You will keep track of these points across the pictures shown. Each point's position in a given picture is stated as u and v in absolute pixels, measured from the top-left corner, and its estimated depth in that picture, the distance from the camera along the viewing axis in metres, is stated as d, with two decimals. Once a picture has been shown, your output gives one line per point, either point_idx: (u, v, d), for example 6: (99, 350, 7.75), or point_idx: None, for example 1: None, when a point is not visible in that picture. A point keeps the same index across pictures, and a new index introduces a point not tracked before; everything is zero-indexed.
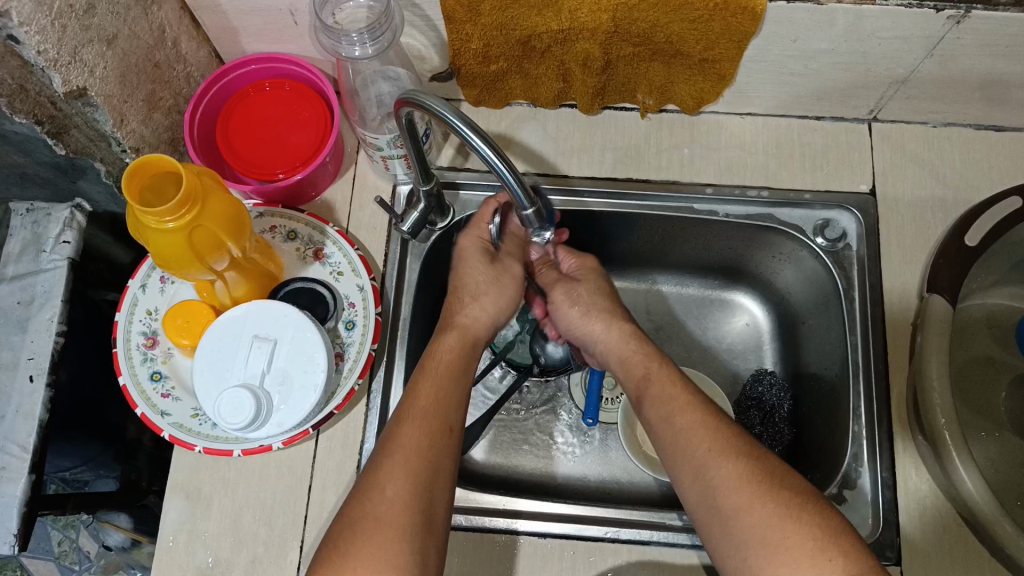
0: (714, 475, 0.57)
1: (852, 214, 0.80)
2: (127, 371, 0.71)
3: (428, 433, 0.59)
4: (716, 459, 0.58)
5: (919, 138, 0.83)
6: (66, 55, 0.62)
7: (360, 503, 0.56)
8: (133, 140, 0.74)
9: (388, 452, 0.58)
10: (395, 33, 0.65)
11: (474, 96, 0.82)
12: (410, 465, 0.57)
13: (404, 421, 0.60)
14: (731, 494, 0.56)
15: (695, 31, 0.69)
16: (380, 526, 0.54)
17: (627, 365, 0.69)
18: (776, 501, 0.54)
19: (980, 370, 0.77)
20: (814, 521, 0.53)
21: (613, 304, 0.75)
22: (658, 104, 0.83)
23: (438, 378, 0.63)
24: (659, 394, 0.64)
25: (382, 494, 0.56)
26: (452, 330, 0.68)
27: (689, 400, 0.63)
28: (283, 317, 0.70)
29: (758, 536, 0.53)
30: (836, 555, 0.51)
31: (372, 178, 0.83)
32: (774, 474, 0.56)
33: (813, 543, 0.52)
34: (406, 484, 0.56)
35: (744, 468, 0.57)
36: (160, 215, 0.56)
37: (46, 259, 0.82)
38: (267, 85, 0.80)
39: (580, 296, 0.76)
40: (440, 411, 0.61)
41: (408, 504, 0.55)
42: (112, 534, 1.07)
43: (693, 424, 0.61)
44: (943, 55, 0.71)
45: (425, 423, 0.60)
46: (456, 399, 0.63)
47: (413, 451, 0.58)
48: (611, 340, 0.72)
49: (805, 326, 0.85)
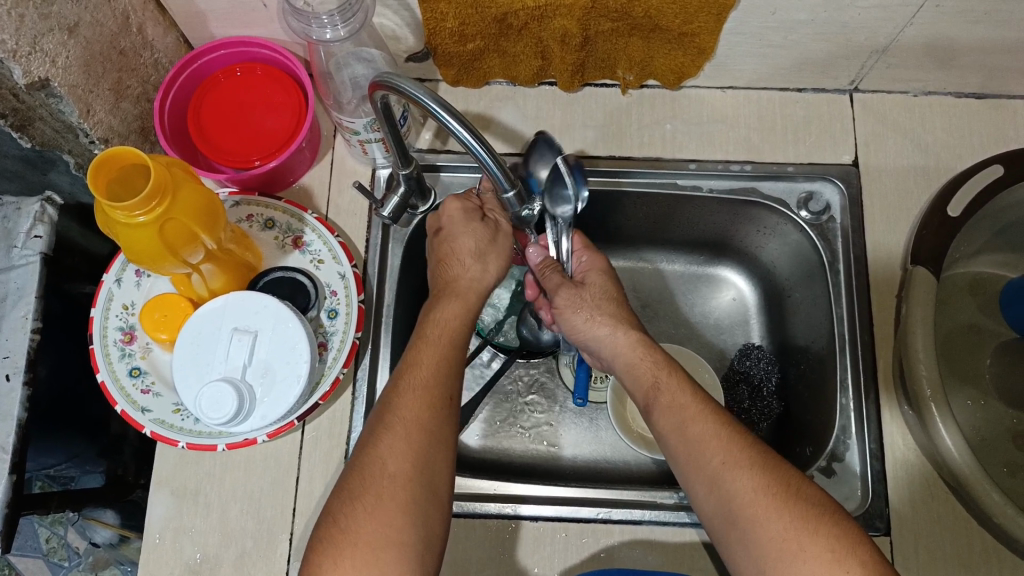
0: (730, 487, 0.57)
1: (836, 187, 0.80)
2: (104, 368, 0.70)
3: (429, 403, 0.59)
4: (730, 471, 0.58)
5: (900, 107, 0.83)
6: (25, 46, 0.60)
7: (359, 475, 0.56)
8: (102, 131, 0.72)
9: (389, 425, 0.58)
10: (367, 14, 0.64)
11: (452, 76, 0.81)
12: (411, 440, 0.57)
13: (405, 390, 0.59)
14: (747, 507, 0.56)
15: (673, 4, 0.68)
16: (383, 502, 0.54)
17: (634, 372, 0.67)
18: (792, 514, 0.55)
19: (965, 339, 0.76)
20: (833, 533, 0.53)
21: (617, 306, 0.72)
22: (638, 80, 0.81)
23: (439, 344, 0.63)
24: (667, 403, 0.63)
25: (383, 468, 0.55)
26: (445, 295, 0.66)
27: (700, 408, 0.62)
28: (262, 308, 0.69)
29: (776, 549, 0.54)
30: (852, 566, 0.52)
31: (350, 162, 0.81)
32: (790, 483, 0.57)
33: (830, 553, 0.52)
34: (409, 459, 0.56)
35: (760, 480, 0.57)
36: (129, 209, 0.54)
37: (18, 254, 0.81)
38: (238, 70, 0.78)
39: (584, 300, 0.71)
40: (439, 380, 0.60)
41: (411, 478, 0.55)
42: (99, 531, 1.04)
43: (707, 435, 0.60)
44: (921, 23, 0.71)
45: (426, 393, 0.59)
46: (455, 373, 0.62)
47: (414, 424, 0.58)
48: (617, 347, 0.69)
49: (791, 300, 0.85)
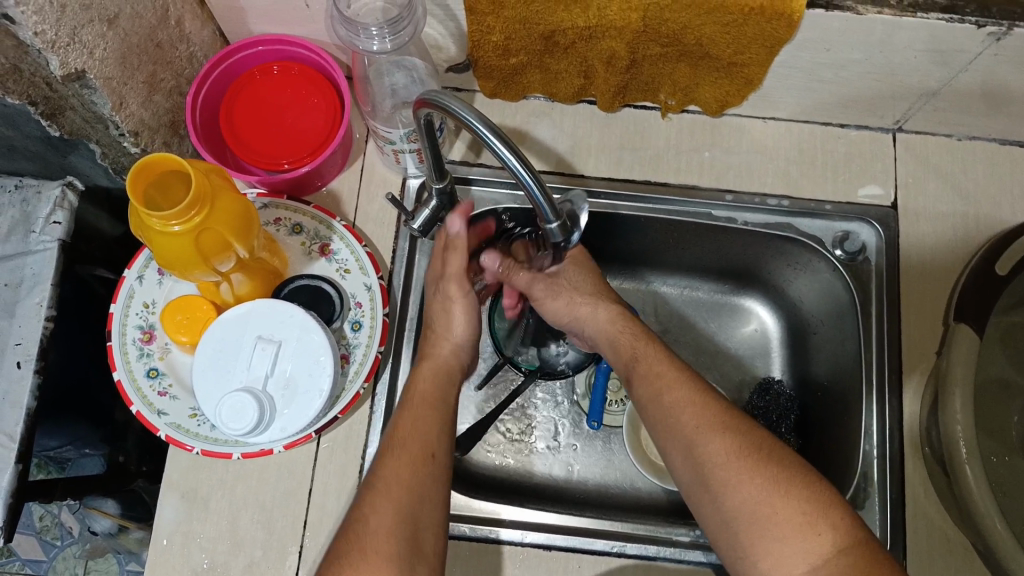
0: (703, 451, 0.59)
1: (873, 229, 0.78)
2: (122, 367, 0.69)
3: (411, 459, 0.60)
4: (704, 434, 0.59)
5: (943, 150, 0.81)
6: (64, 37, 0.59)
7: (348, 533, 0.56)
8: (132, 124, 0.70)
9: (371, 486, 0.59)
10: (416, 27, 0.62)
11: (490, 89, 0.79)
12: (394, 495, 0.57)
13: (385, 453, 0.61)
14: (720, 469, 0.57)
15: (727, 35, 0.67)
16: (369, 557, 0.54)
17: (615, 345, 0.70)
18: (764, 476, 0.56)
19: (994, 394, 0.75)
20: (804, 496, 0.55)
21: (596, 281, 0.76)
22: (680, 105, 0.80)
23: (417, 409, 0.64)
24: (644, 372, 0.65)
25: (365, 526, 0.56)
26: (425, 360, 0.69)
27: (677, 376, 0.64)
28: (288, 318, 0.67)
29: (750, 511, 0.55)
30: (824, 530, 0.53)
31: (381, 169, 0.79)
32: (763, 447, 0.58)
33: (803, 517, 0.54)
34: (391, 513, 0.56)
35: (732, 444, 0.58)
36: (167, 217, 0.53)
37: (36, 240, 0.79)
38: (275, 68, 0.76)
39: (561, 285, 0.75)
40: (421, 438, 0.61)
41: (395, 530, 0.56)
42: (99, 520, 1.02)
43: (681, 400, 0.62)
44: (977, 70, 0.69)
45: (405, 452, 0.60)
46: (438, 426, 0.63)
47: (394, 482, 0.58)
48: (598, 324, 0.73)
49: (816, 338, 0.84)
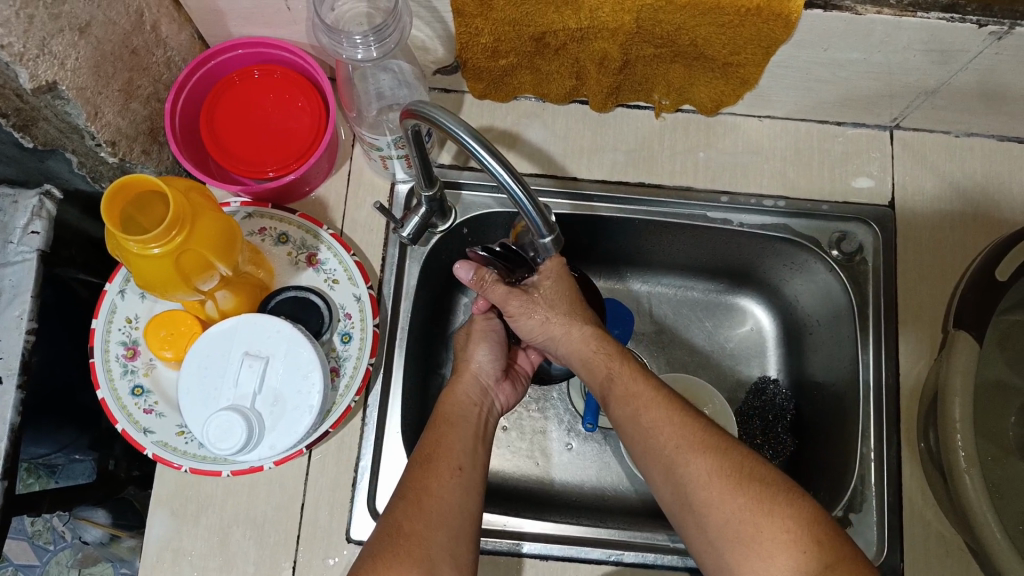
0: (684, 473, 0.57)
1: (870, 229, 0.77)
2: (105, 384, 0.67)
3: (439, 471, 0.60)
4: (683, 455, 0.58)
5: (940, 147, 0.80)
6: (33, 48, 0.56)
7: (379, 541, 0.55)
8: (109, 133, 0.68)
9: (403, 493, 0.58)
10: (402, 33, 0.60)
11: (480, 90, 0.77)
12: (426, 504, 0.57)
13: (413, 465, 0.61)
14: (701, 490, 0.56)
15: (722, 36, 0.65)
16: (401, 562, 0.53)
17: (589, 367, 0.67)
18: (746, 494, 0.55)
19: (991, 395, 0.75)
20: (788, 513, 0.53)
21: (573, 295, 0.70)
22: (674, 105, 0.78)
23: (444, 429, 0.64)
24: (620, 393, 0.64)
25: (399, 530, 0.55)
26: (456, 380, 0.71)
27: (653, 394, 0.62)
28: (275, 333, 0.66)
29: (734, 532, 0.54)
30: (809, 546, 0.52)
31: (368, 174, 0.78)
32: (745, 465, 0.56)
33: (788, 535, 0.52)
34: (424, 520, 0.56)
35: (713, 463, 0.57)
36: (145, 240, 0.52)
37: (13, 251, 0.74)
38: (256, 72, 0.74)
39: (538, 302, 0.69)
40: (449, 453, 0.61)
41: (428, 536, 0.55)
42: (89, 530, 1.01)
43: (659, 419, 0.60)
44: (977, 69, 0.67)
45: (433, 464, 0.60)
46: (466, 445, 0.63)
47: (423, 490, 0.58)
48: (572, 345, 0.68)
49: (811, 338, 0.83)
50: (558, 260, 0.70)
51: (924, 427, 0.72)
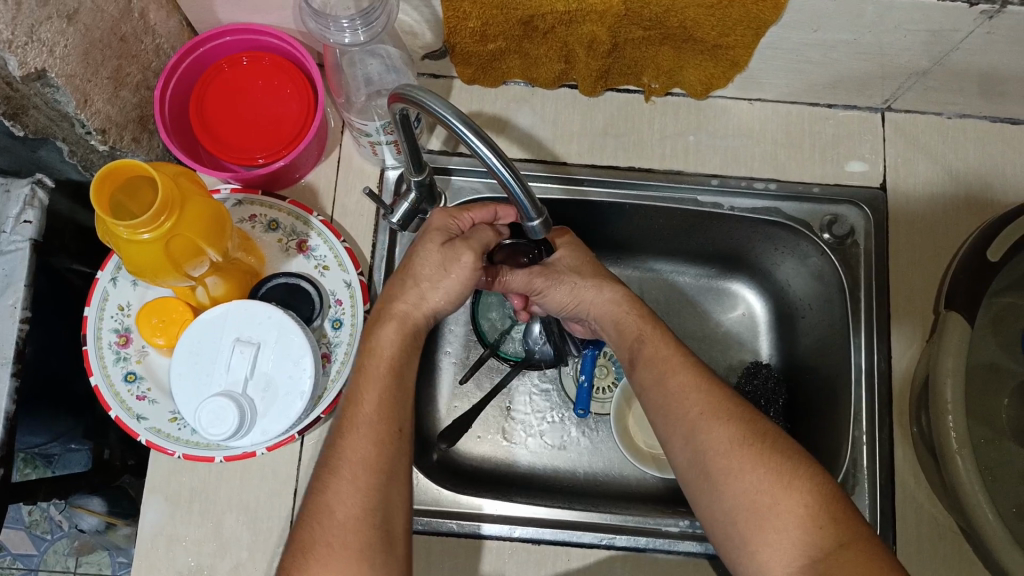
0: (704, 439, 0.58)
1: (861, 210, 0.77)
2: (98, 371, 0.67)
3: (377, 438, 0.56)
4: (707, 422, 0.58)
5: (932, 129, 0.80)
6: (22, 36, 0.56)
7: (310, 524, 0.54)
8: (99, 121, 0.68)
9: (334, 466, 0.56)
10: (389, 17, 0.60)
11: (469, 75, 0.77)
12: (360, 479, 0.55)
13: (350, 429, 0.57)
14: (722, 459, 0.56)
15: (711, 17, 0.64)
16: (335, 552, 0.52)
17: (620, 329, 0.67)
18: (767, 466, 0.55)
19: (986, 377, 0.74)
20: (805, 487, 0.54)
21: (595, 266, 0.71)
22: (664, 88, 0.78)
23: (381, 377, 0.59)
24: (650, 354, 0.64)
25: (331, 515, 0.53)
26: (389, 320, 0.61)
27: (680, 360, 0.63)
28: (266, 318, 0.66)
29: (750, 502, 0.55)
30: (826, 522, 0.53)
31: (358, 160, 0.78)
32: (766, 436, 0.57)
33: (804, 509, 0.53)
34: (357, 500, 0.54)
35: (736, 432, 0.57)
36: (134, 225, 0.52)
37: (6, 240, 0.74)
38: (244, 59, 0.74)
39: (560, 270, 0.69)
40: (386, 412, 0.58)
41: (361, 518, 0.53)
42: (85, 518, 1.02)
43: (686, 386, 0.61)
44: (968, 49, 0.67)
45: (371, 429, 0.57)
46: (402, 398, 0.59)
47: (358, 462, 0.55)
48: (603, 308, 0.69)
49: (803, 321, 0.83)
50: (568, 232, 0.72)
51: (916, 413, 0.72)
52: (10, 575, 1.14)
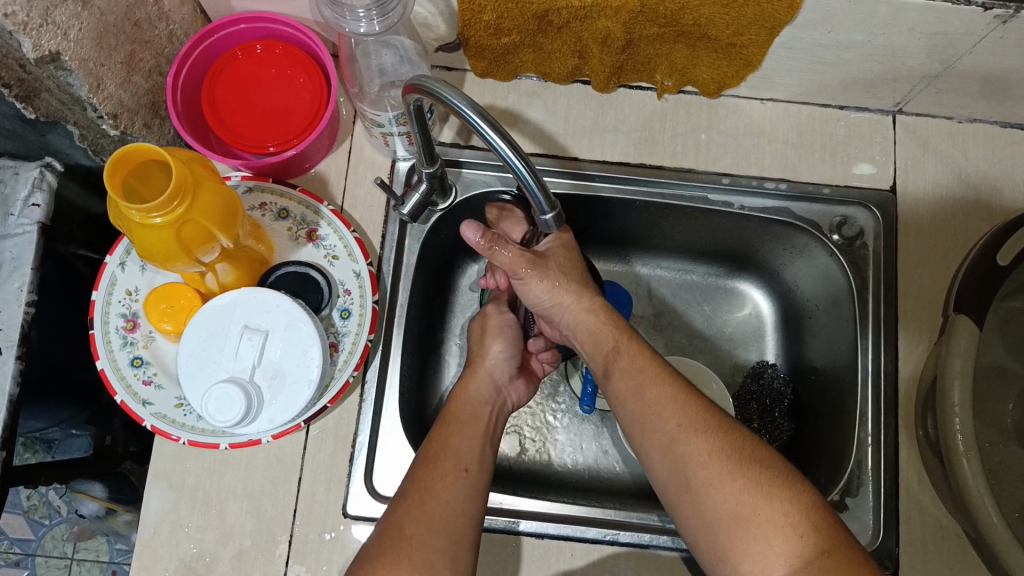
0: (684, 451, 0.57)
1: (870, 212, 0.77)
2: (104, 355, 0.67)
3: (444, 472, 0.60)
4: (685, 433, 0.58)
5: (943, 133, 0.80)
6: (37, 18, 0.56)
7: (382, 538, 0.56)
8: (111, 106, 0.67)
9: (404, 496, 0.59)
10: (405, 8, 0.60)
11: (481, 68, 0.77)
12: (426, 506, 0.57)
13: (421, 467, 0.61)
14: (701, 470, 0.56)
15: (727, 15, 0.64)
16: (400, 563, 0.53)
17: (595, 337, 0.69)
18: (746, 476, 0.55)
19: (992, 381, 0.75)
20: (787, 497, 0.53)
21: (581, 273, 0.72)
22: (676, 86, 0.78)
23: (450, 434, 0.65)
24: (626, 365, 0.65)
25: (400, 532, 0.55)
26: (459, 397, 0.70)
27: (657, 372, 0.63)
28: (275, 307, 0.66)
29: (730, 513, 0.54)
30: (808, 532, 0.52)
31: (369, 151, 0.78)
32: (744, 447, 0.57)
33: (785, 518, 0.52)
34: (423, 523, 0.56)
35: (714, 443, 0.57)
36: (147, 210, 0.52)
37: (13, 223, 0.74)
38: (258, 47, 0.73)
39: (550, 267, 0.69)
40: (452, 456, 0.62)
41: (428, 540, 0.55)
42: (85, 503, 1.02)
43: (662, 397, 0.61)
44: (981, 53, 0.67)
45: (438, 467, 0.60)
46: (466, 449, 0.63)
47: (427, 492, 0.58)
48: (578, 314, 0.70)
49: (810, 322, 0.83)
50: (567, 232, 0.72)
51: (922, 414, 0.72)
52: (8, 559, 1.14)
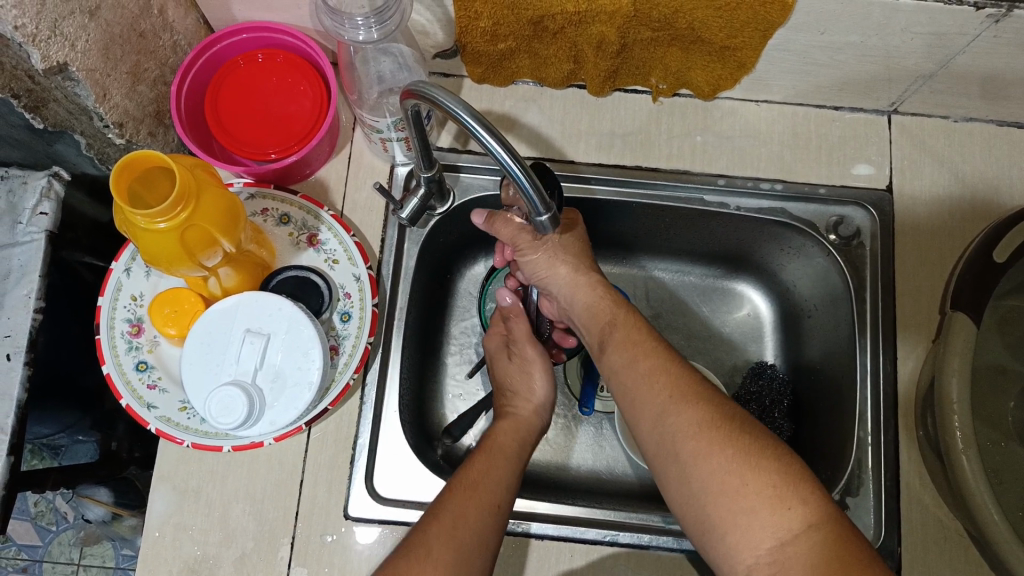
0: (673, 422, 0.57)
1: (867, 212, 0.78)
2: (110, 360, 0.68)
3: (478, 502, 0.59)
4: (676, 405, 0.58)
5: (938, 132, 0.80)
6: (45, 29, 0.57)
7: (405, 557, 0.54)
8: (117, 115, 0.69)
9: (434, 517, 0.57)
10: (403, 16, 0.61)
11: (479, 74, 0.78)
12: (456, 535, 0.56)
13: (456, 492, 0.60)
14: (690, 441, 0.56)
15: (720, 18, 0.65)
16: None
17: (591, 312, 0.69)
18: (735, 447, 0.54)
19: (992, 379, 0.75)
20: (775, 467, 0.53)
21: (582, 246, 0.72)
22: (672, 89, 0.79)
23: (492, 463, 0.63)
24: (621, 339, 0.65)
25: (427, 552, 0.54)
26: (503, 421, 0.69)
27: (653, 346, 0.63)
28: (277, 311, 0.67)
29: (719, 484, 0.54)
30: (796, 504, 0.52)
31: (368, 157, 0.79)
32: (734, 419, 0.57)
33: (772, 490, 0.52)
34: (449, 549, 0.55)
35: (704, 414, 0.57)
36: (152, 215, 0.53)
37: (22, 231, 0.75)
38: (259, 56, 0.75)
39: (549, 242, 0.69)
40: (490, 488, 0.60)
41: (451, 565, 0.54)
42: (91, 509, 1.03)
43: (655, 369, 0.61)
44: (975, 52, 0.68)
45: (475, 494, 0.59)
46: (505, 482, 0.62)
47: (459, 519, 0.57)
48: (576, 288, 0.71)
49: (809, 322, 0.83)
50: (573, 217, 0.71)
51: (921, 415, 0.73)
52: (14, 566, 1.15)
